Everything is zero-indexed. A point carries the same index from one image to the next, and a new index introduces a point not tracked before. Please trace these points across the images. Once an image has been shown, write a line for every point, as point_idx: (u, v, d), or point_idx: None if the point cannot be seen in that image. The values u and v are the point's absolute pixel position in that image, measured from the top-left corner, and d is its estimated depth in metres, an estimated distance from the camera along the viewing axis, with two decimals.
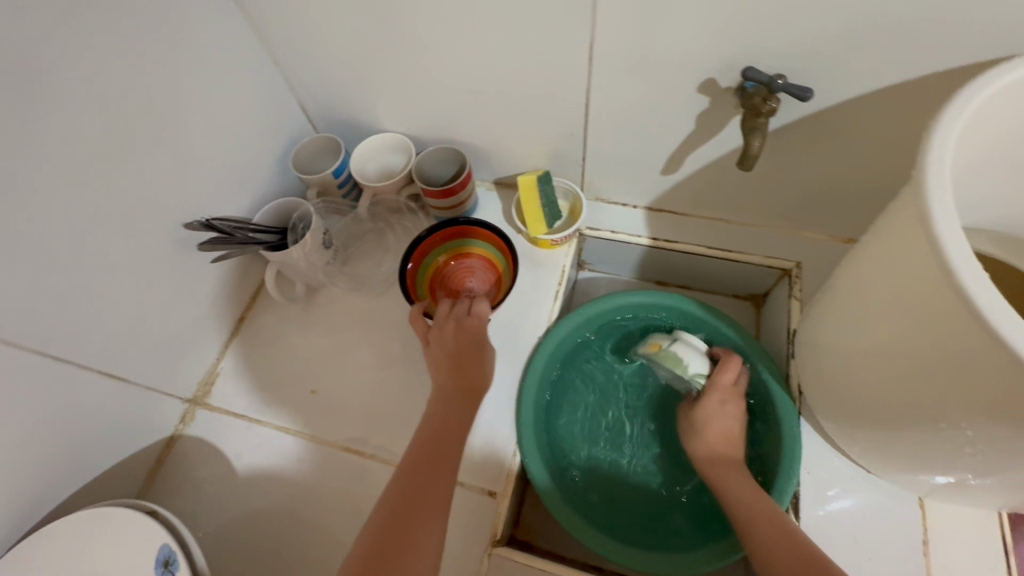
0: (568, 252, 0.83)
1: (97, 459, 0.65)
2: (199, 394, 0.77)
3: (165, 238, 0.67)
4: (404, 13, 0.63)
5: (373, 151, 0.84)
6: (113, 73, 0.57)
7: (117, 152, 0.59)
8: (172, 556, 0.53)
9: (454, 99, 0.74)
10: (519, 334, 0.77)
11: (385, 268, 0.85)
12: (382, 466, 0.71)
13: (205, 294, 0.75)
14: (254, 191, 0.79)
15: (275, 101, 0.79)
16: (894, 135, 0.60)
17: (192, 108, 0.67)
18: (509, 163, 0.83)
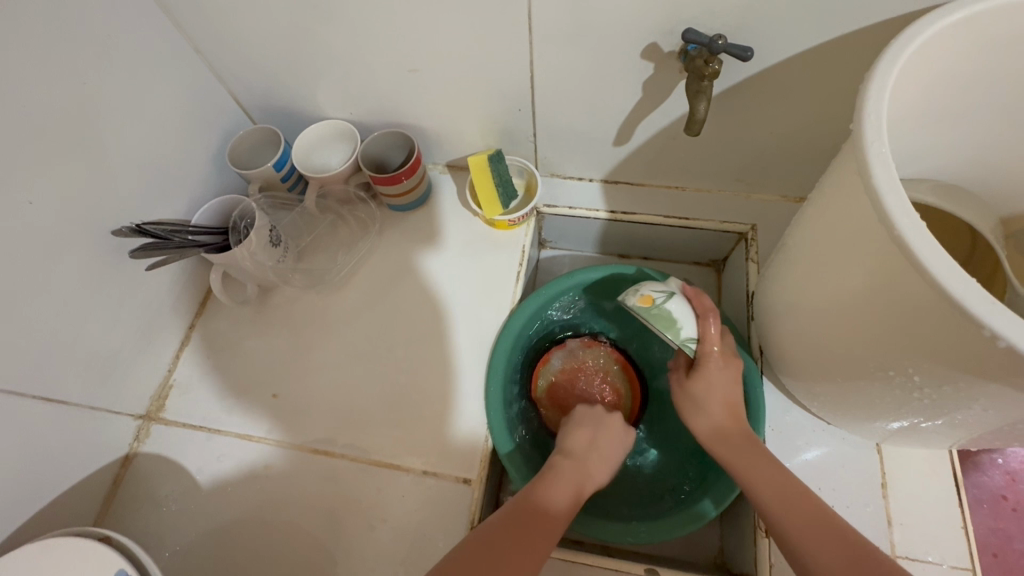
0: (527, 232, 0.81)
1: (45, 490, 0.61)
2: (152, 409, 0.73)
3: (95, 248, 0.62)
4: None
5: (316, 140, 0.80)
6: (10, 70, 0.51)
7: (24, 158, 0.54)
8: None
9: (395, 80, 0.71)
10: (482, 318, 0.76)
11: (341, 261, 0.82)
12: (353, 464, 0.69)
13: (147, 304, 0.71)
14: (191, 191, 0.75)
15: (204, 93, 0.75)
16: (834, 89, 0.60)
17: (109, 105, 0.61)
18: (459, 144, 0.81)
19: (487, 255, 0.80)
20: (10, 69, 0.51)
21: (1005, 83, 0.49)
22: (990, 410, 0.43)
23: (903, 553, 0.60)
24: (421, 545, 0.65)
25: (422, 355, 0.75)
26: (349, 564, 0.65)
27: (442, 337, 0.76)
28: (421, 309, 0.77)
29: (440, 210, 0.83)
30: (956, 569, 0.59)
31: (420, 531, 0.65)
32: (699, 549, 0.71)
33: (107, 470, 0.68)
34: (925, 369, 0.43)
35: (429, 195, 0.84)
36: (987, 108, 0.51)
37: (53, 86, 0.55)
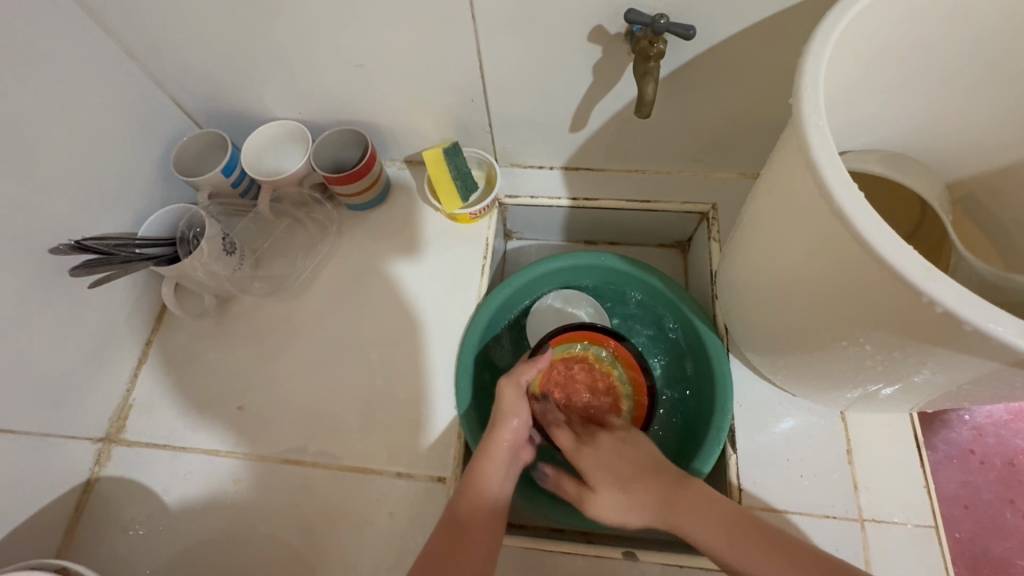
0: (490, 224, 0.80)
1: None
2: (113, 430, 0.71)
3: (31, 270, 0.59)
4: None
5: (266, 143, 0.78)
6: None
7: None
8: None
9: (342, 77, 0.69)
10: (449, 314, 0.75)
11: (301, 266, 0.79)
12: (325, 471, 0.68)
13: (96, 324, 0.68)
14: (135, 202, 0.72)
15: (142, 99, 0.71)
16: (780, 64, 0.61)
17: (35, 117, 0.58)
18: (416, 138, 0.79)
19: (451, 250, 0.79)
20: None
21: (940, 48, 0.50)
22: (938, 374, 0.43)
23: (870, 516, 0.62)
24: (397, 546, 0.64)
25: (391, 356, 0.74)
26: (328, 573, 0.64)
27: (410, 335, 0.74)
28: (386, 309, 0.76)
29: (401, 207, 0.82)
30: (921, 527, 0.61)
31: (398, 534, 0.65)
32: None
33: (68, 496, 0.66)
34: (873, 337, 0.43)
35: (388, 192, 0.82)
36: (927, 74, 0.52)
37: None
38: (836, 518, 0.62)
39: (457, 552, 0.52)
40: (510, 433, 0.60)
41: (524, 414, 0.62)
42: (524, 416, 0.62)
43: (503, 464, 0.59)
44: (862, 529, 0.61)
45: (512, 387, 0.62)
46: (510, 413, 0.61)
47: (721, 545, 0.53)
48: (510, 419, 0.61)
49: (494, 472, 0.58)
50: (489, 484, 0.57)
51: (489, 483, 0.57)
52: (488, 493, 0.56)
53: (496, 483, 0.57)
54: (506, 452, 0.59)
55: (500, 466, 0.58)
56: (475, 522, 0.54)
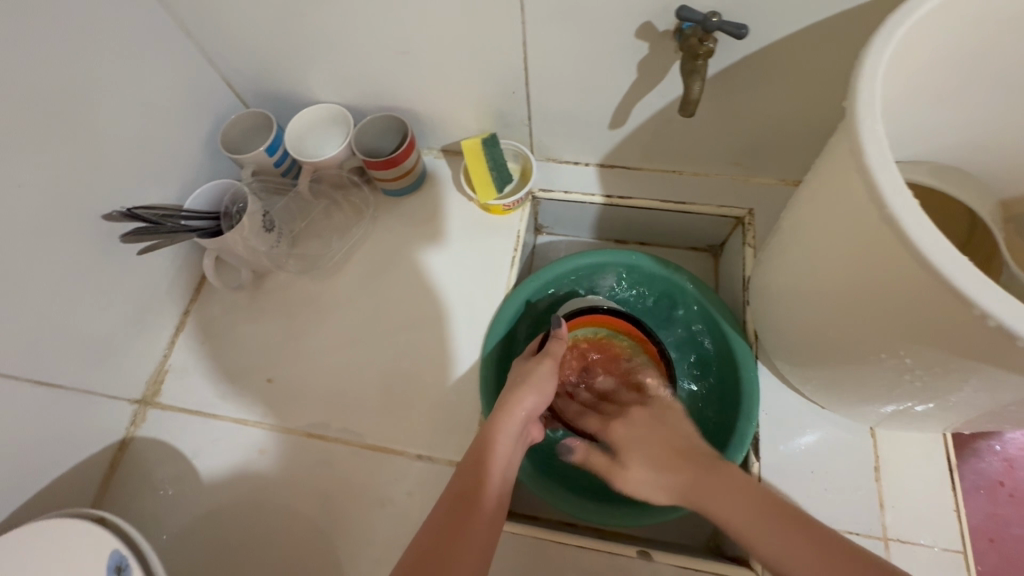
0: (522, 217, 0.81)
1: (39, 475, 0.61)
2: (149, 393, 0.73)
3: (84, 233, 0.62)
4: None
5: (309, 125, 0.80)
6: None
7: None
8: (125, 562, 0.51)
9: (387, 64, 0.70)
10: (477, 303, 0.76)
11: (335, 247, 0.81)
12: (347, 448, 0.69)
13: (140, 290, 0.70)
14: (183, 175, 0.74)
15: (194, 75, 0.73)
16: (831, 69, 0.59)
17: (97, 88, 0.61)
18: (454, 128, 0.80)
19: (482, 241, 0.79)
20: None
21: (1004, 61, 0.48)
22: (980, 392, 0.42)
23: (894, 535, 0.60)
24: (412, 528, 0.65)
25: (417, 340, 0.75)
26: (344, 546, 0.65)
27: (436, 321, 0.75)
28: (415, 294, 0.77)
29: (435, 195, 0.83)
30: (947, 552, 0.59)
31: (414, 514, 0.66)
32: (694, 535, 0.71)
33: (104, 453, 0.69)
34: (914, 349, 0.42)
35: (423, 179, 0.83)
36: (986, 87, 0.50)
37: (39, 69, 0.55)
38: (858, 535, 0.61)
39: (456, 541, 0.47)
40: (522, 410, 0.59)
41: (537, 395, 0.61)
42: (537, 397, 0.61)
43: (511, 452, 0.56)
44: (885, 548, 0.60)
45: (532, 381, 0.62)
46: (524, 400, 0.60)
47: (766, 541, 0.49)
48: (523, 398, 0.60)
49: (497, 451, 0.55)
50: (496, 461, 0.54)
51: (492, 463, 0.54)
52: (489, 478, 0.53)
53: (500, 462, 0.55)
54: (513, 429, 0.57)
55: (507, 453, 0.56)
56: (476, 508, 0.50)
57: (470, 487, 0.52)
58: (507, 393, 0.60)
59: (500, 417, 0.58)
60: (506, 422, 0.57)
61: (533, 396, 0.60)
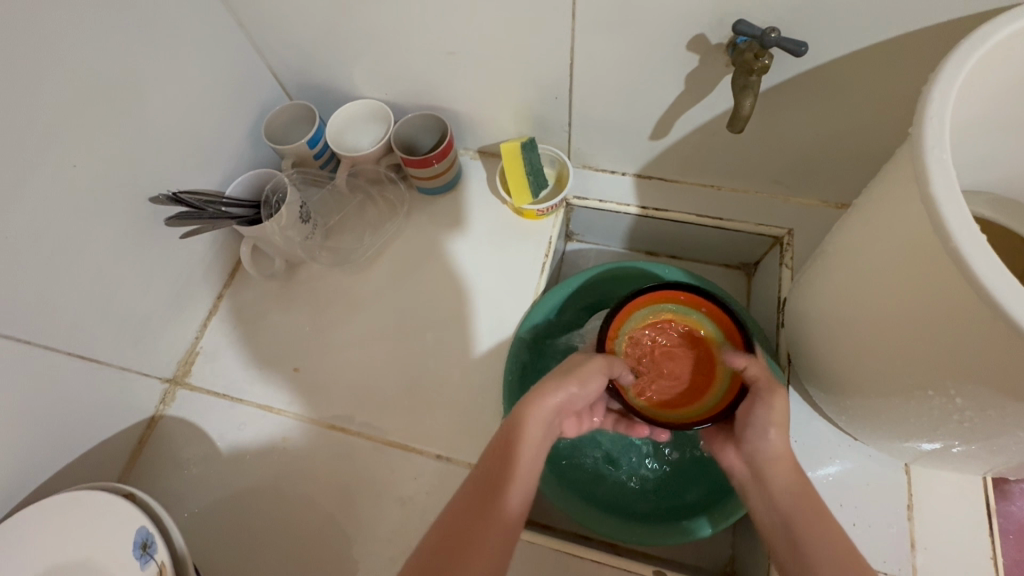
0: (555, 223, 0.80)
1: (72, 446, 0.63)
2: (179, 373, 0.75)
3: (131, 215, 0.63)
4: None
5: (350, 120, 0.81)
6: (42, 23, 0.51)
7: (57, 118, 0.54)
8: (150, 538, 0.52)
9: (433, 64, 0.71)
10: (504, 307, 0.76)
11: (367, 242, 0.82)
12: (367, 443, 0.70)
13: (178, 272, 0.72)
14: (226, 162, 0.76)
15: (244, 65, 0.75)
16: (889, 91, 0.58)
17: (152, 75, 0.62)
18: (492, 130, 0.80)
19: (514, 245, 0.79)
20: (45, 21, 0.51)
21: None
22: None
23: None
24: (428, 528, 0.65)
25: (443, 340, 0.75)
26: (359, 541, 0.65)
27: (463, 323, 0.75)
28: (444, 294, 0.77)
29: (469, 196, 0.83)
30: None
31: (431, 514, 0.66)
32: (710, 559, 0.70)
33: (133, 429, 0.70)
34: (965, 388, 0.41)
35: (458, 180, 0.84)
36: None
37: (101, 54, 0.56)
38: (887, 574, 0.59)
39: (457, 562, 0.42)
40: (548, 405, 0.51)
41: (579, 385, 0.53)
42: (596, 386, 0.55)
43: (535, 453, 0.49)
44: None
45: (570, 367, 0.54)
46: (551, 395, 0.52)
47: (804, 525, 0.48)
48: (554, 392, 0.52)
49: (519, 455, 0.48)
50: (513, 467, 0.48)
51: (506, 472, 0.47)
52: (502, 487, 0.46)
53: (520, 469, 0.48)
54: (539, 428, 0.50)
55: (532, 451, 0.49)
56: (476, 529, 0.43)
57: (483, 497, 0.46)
58: (555, 376, 0.54)
59: (526, 409, 0.51)
60: (529, 417, 0.50)
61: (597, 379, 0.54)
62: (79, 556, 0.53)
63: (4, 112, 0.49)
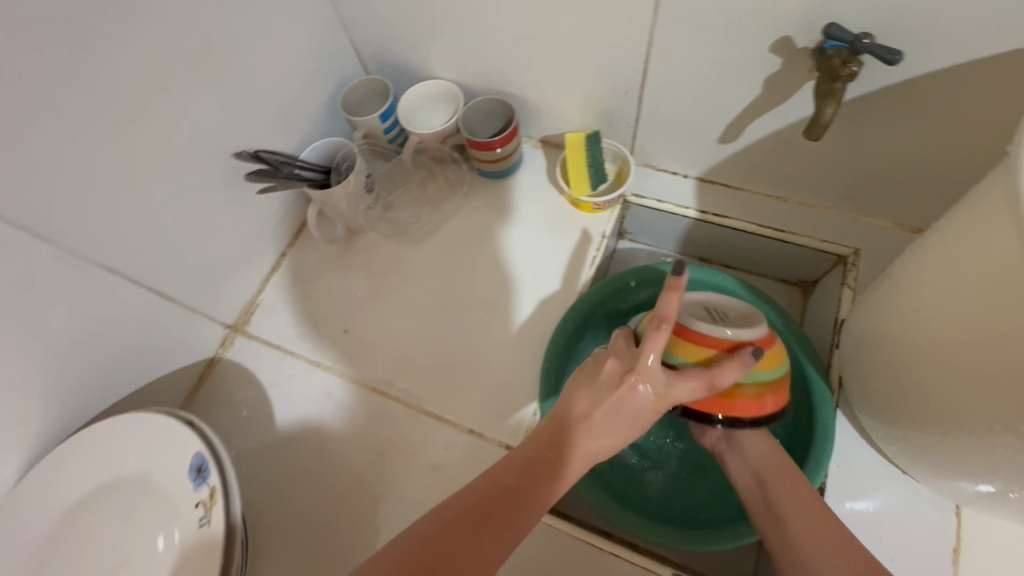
0: (610, 219, 0.80)
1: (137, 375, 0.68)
2: (239, 321, 0.79)
3: (215, 167, 0.68)
4: None
5: (422, 100, 0.83)
6: None
7: (163, 70, 0.58)
8: (206, 463, 0.56)
9: (509, 49, 0.72)
10: (550, 295, 0.76)
11: (424, 218, 0.84)
12: (405, 408, 0.72)
13: (249, 226, 0.76)
14: (303, 128, 0.79)
15: (328, 37, 0.78)
16: (987, 112, 0.54)
17: (247, 38, 0.66)
18: (558, 121, 0.80)
19: (566, 236, 0.79)
20: None
21: None
22: None
23: None
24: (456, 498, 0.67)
25: (488, 320, 0.76)
26: (387, 500, 0.68)
27: (509, 305, 0.77)
28: (494, 276, 0.79)
29: (527, 183, 0.84)
30: None
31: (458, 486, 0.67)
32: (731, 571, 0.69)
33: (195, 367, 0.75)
34: None
35: (519, 166, 0.85)
36: None
37: (207, 15, 0.61)
38: None
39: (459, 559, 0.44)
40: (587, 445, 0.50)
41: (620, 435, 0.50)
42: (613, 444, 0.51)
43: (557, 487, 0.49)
44: None
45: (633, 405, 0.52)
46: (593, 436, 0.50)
47: (805, 531, 0.52)
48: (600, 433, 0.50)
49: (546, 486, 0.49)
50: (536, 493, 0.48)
51: (528, 496, 0.48)
52: (516, 508, 0.47)
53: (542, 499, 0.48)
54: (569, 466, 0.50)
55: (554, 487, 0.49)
56: (483, 539, 0.45)
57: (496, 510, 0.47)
58: (575, 419, 0.51)
59: (567, 437, 0.50)
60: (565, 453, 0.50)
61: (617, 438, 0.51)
62: (143, 470, 0.58)
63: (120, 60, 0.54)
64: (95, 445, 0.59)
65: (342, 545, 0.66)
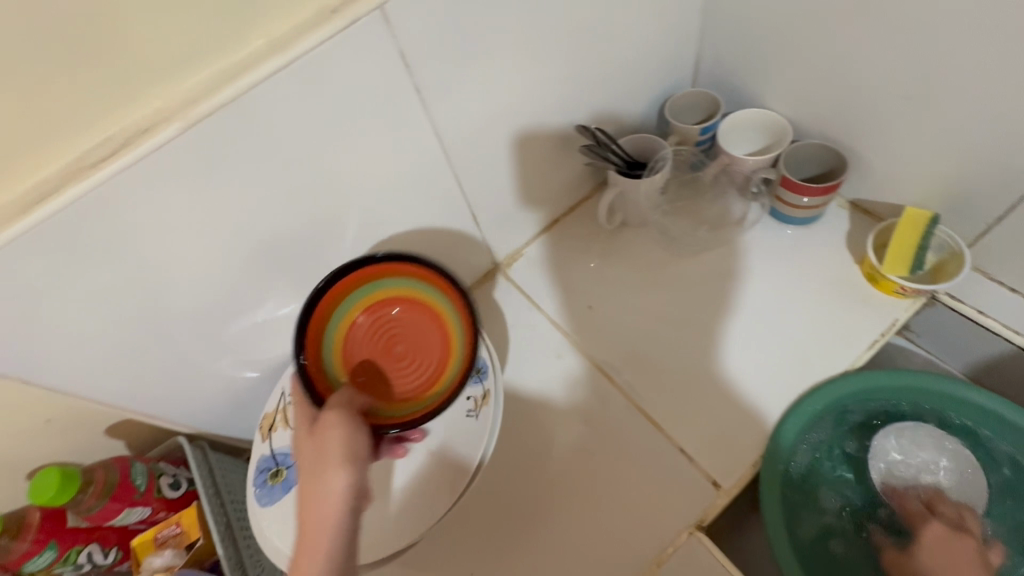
0: (908, 308, 0.73)
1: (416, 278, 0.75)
2: (504, 261, 0.85)
3: (559, 130, 0.75)
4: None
5: (744, 125, 0.83)
6: None
7: (572, 38, 0.66)
8: (485, 367, 0.66)
9: (883, 103, 0.68)
10: (811, 361, 0.72)
11: (701, 235, 0.85)
12: (625, 401, 0.73)
13: (549, 187, 0.81)
14: (627, 115, 0.82)
15: (686, 39, 0.80)
16: None
17: (633, 25, 0.71)
18: (890, 188, 0.75)
19: (851, 309, 0.75)
20: None
21: None
22: None
23: None
24: (649, 508, 0.65)
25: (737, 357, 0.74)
26: (586, 481, 0.68)
27: (762, 350, 0.74)
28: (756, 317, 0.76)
29: (821, 240, 0.80)
30: None
31: (659, 500, 0.66)
32: None
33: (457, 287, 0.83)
34: None
35: (817, 220, 0.82)
36: None
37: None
38: None
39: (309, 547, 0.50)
40: (331, 482, 0.51)
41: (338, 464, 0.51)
42: (349, 432, 0.52)
43: (333, 485, 0.51)
44: None
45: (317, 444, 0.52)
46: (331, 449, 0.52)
47: None
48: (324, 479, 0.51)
49: (324, 481, 0.51)
50: (321, 482, 0.51)
51: (322, 483, 0.51)
52: (317, 500, 0.51)
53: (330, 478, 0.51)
54: (336, 498, 0.51)
55: (325, 509, 0.51)
56: (309, 525, 0.51)
57: (308, 518, 0.51)
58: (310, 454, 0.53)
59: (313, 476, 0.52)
60: (314, 490, 0.52)
61: (364, 434, 0.53)
62: None
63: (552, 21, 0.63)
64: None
65: (535, 502, 0.68)
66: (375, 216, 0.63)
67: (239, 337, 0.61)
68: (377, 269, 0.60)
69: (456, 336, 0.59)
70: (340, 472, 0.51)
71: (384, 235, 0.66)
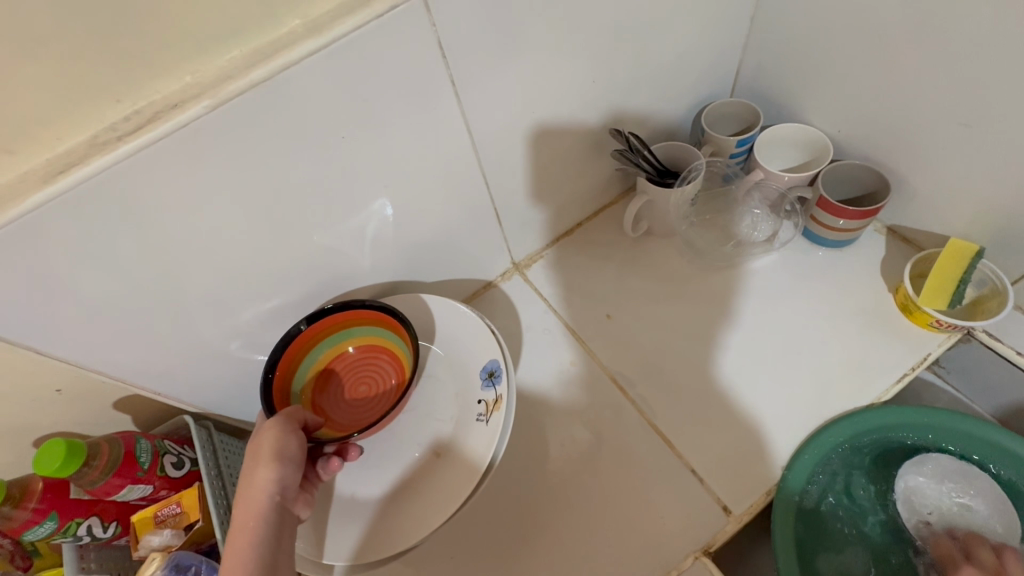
0: (942, 343, 0.71)
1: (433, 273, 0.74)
2: (522, 262, 0.84)
3: (591, 132, 0.73)
4: (974, 20, 0.55)
5: (781, 139, 0.81)
6: None
7: (613, 40, 0.64)
8: (498, 370, 0.65)
9: (934, 129, 0.65)
10: (836, 389, 0.70)
11: (729, 250, 0.82)
12: (637, 414, 0.71)
13: (575, 189, 0.80)
14: (661, 122, 0.80)
15: (729, 48, 0.78)
16: None
17: (677, 31, 0.69)
18: (933, 217, 0.72)
19: (881, 340, 0.72)
20: None
21: None
22: None
23: None
24: (656, 527, 0.63)
25: (758, 378, 0.71)
26: (591, 494, 0.66)
27: (784, 375, 0.71)
28: (780, 339, 0.74)
29: (854, 265, 0.78)
30: None
31: (667, 521, 0.64)
32: None
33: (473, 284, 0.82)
34: None
35: (850, 243, 0.79)
36: None
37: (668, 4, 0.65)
38: None
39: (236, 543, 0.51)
40: (262, 477, 0.53)
41: (268, 458, 0.54)
42: (282, 434, 0.55)
43: (265, 480, 0.53)
44: None
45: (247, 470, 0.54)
46: (263, 452, 0.54)
47: None
48: (257, 475, 0.53)
49: (253, 477, 0.53)
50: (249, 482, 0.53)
51: (251, 479, 0.53)
52: (249, 498, 0.52)
53: (260, 474, 0.53)
54: (268, 491, 0.53)
55: (249, 510, 0.52)
56: (241, 519, 0.52)
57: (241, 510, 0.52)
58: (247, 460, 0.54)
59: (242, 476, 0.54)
60: (246, 490, 0.53)
61: (297, 437, 0.56)
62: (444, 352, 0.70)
63: (595, 22, 0.61)
64: (417, 316, 0.71)
65: (540, 511, 0.66)
66: (397, 208, 0.62)
67: (250, 321, 0.61)
68: (345, 316, 0.64)
69: (405, 357, 0.65)
70: (276, 464, 0.53)
71: (406, 230, 0.65)
